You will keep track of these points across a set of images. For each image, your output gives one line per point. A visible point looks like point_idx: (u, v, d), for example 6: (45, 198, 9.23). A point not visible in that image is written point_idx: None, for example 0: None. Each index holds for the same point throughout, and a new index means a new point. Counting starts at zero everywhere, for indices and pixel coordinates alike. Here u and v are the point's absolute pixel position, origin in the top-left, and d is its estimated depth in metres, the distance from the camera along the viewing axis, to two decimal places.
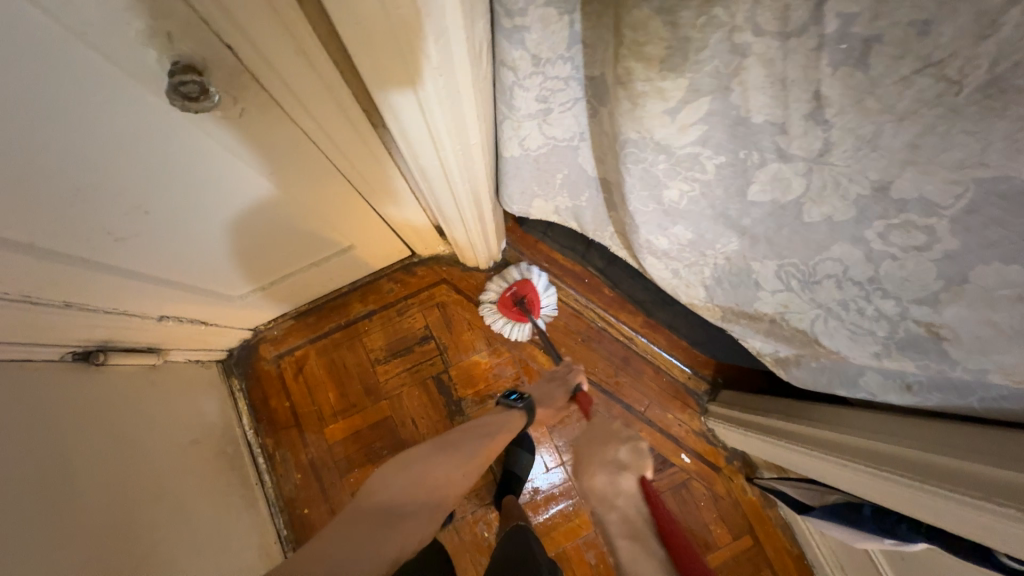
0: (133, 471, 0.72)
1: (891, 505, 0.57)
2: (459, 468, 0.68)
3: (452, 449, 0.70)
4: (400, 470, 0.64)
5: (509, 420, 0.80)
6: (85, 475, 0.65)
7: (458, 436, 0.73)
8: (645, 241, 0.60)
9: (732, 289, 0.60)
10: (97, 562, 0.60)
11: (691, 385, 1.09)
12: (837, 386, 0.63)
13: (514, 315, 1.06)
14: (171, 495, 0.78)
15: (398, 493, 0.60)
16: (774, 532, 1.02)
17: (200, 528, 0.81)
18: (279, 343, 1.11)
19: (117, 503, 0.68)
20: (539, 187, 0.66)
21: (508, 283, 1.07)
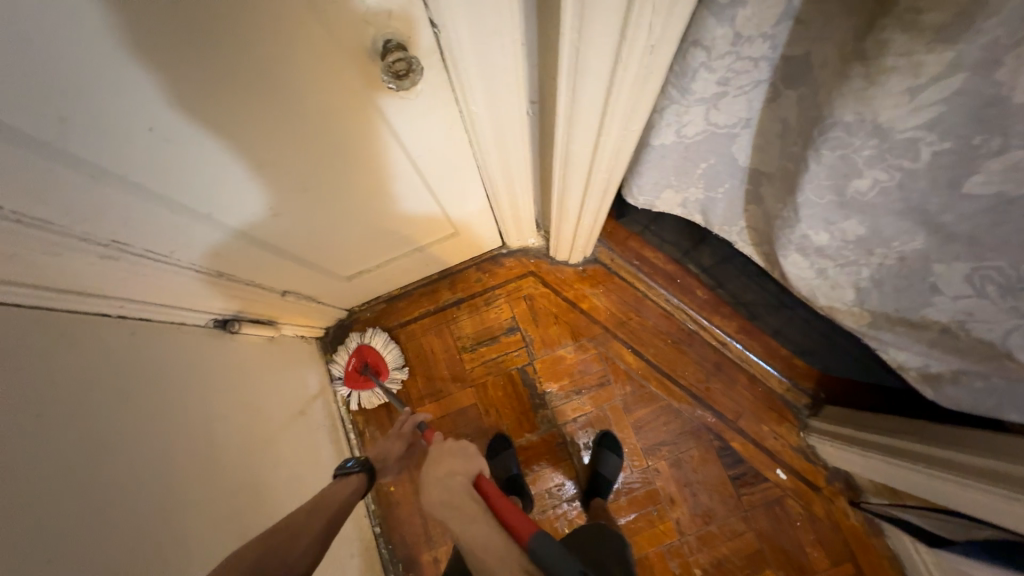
0: (248, 442, 0.75)
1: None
2: (299, 549, 0.61)
3: (293, 539, 0.61)
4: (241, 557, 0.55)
5: (336, 500, 0.71)
6: (214, 446, 0.67)
7: (289, 516, 0.65)
8: (799, 236, 0.57)
9: (895, 293, 0.56)
10: (224, 529, 0.63)
11: (790, 397, 1.03)
12: (1006, 408, 0.57)
13: (364, 384, 1.04)
14: (282, 466, 0.82)
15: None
16: (879, 562, 0.94)
17: (303, 499, 0.84)
18: (371, 325, 1.14)
19: (239, 473, 0.71)
20: (675, 177, 0.64)
21: (348, 355, 1.05)
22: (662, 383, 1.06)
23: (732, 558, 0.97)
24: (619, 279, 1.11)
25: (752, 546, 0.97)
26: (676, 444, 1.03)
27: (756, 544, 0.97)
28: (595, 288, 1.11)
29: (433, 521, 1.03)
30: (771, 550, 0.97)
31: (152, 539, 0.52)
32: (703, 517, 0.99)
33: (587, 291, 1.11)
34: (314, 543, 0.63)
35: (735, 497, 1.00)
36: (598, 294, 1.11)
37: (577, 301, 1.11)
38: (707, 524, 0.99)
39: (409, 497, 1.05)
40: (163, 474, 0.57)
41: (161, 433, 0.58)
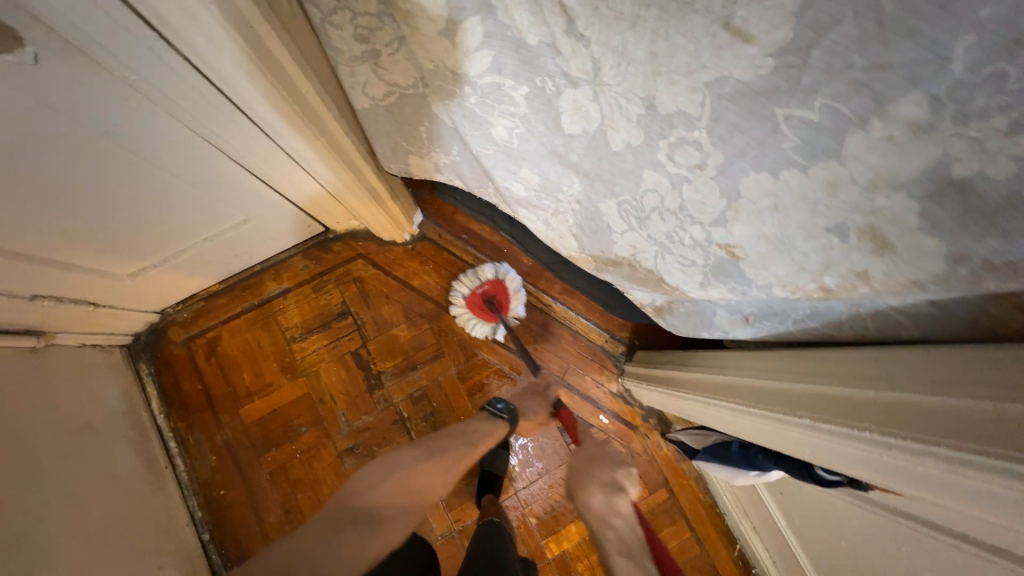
0: (4, 454, 0.68)
1: (740, 432, 0.60)
2: (445, 473, 0.80)
3: (433, 459, 0.80)
4: (396, 473, 0.74)
5: (489, 433, 0.90)
6: None
7: (445, 441, 0.85)
8: (505, 188, 0.60)
9: (594, 236, 0.60)
10: None
11: (609, 348, 1.11)
12: (701, 329, 0.64)
13: (488, 316, 1.06)
14: (67, 492, 0.75)
15: (384, 495, 0.70)
16: (688, 484, 1.05)
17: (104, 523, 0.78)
18: (190, 326, 1.07)
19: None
20: (407, 143, 0.66)
21: (483, 280, 1.06)
22: (495, 349, 1.10)
23: (564, 503, 1.04)
24: (449, 253, 1.14)
25: None
26: None
27: None
28: (426, 265, 1.13)
29: (268, 520, 1.00)
30: None
31: None
32: (537, 470, 1.06)
33: (418, 268, 1.13)
34: (451, 468, 0.82)
35: (565, 446, 1.07)
36: (429, 270, 1.13)
37: (409, 279, 1.12)
38: (541, 475, 1.06)
39: (243, 498, 1.01)
40: None
41: None
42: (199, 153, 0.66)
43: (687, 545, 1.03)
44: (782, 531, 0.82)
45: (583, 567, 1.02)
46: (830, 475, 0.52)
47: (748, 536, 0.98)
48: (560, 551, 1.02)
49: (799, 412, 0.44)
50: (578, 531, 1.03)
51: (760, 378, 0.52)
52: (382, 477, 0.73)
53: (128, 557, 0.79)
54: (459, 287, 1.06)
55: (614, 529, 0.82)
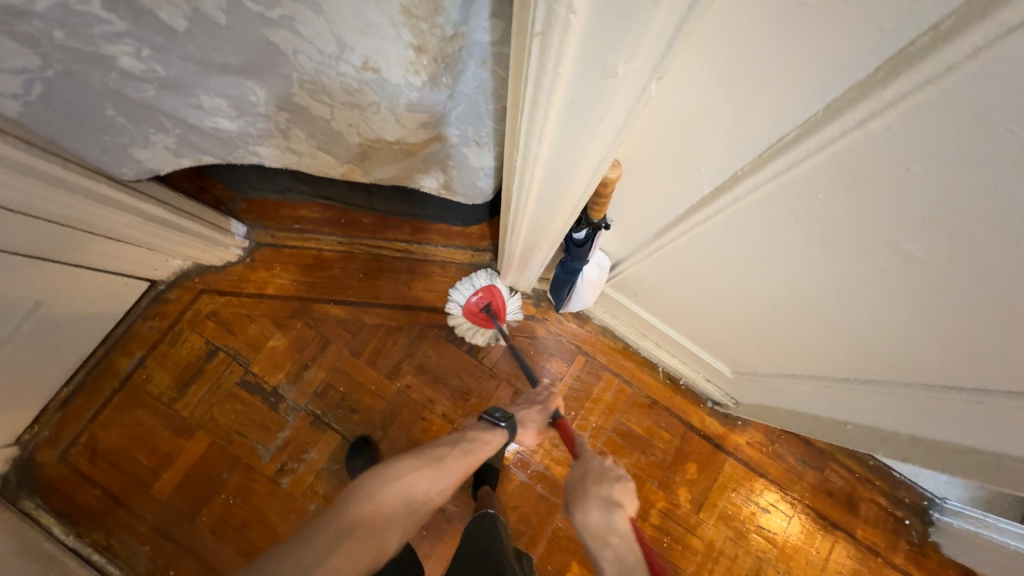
0: None
1: (551, 242, 0.62)
2: (440, 479, 0.66)
3: (409, 473, 0.64)
4: (366, 489, 0.61)
5: (488, 443, 0.73)
6: None
7: (433, 448, 0.69)
8: (216, 130, 0.60)
9: (323, 137, 0.61)
10: None
11: (478, 261, 1.14)
12: (478, 181, 0.68)
13: (484, 321, 1.05)
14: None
15: (354, 515, 0.58)
16: (598, 340, 1.11)
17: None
18: (57, 441, 0.99)
19: None
20: (113, 136, 0.62)
21: (469, 292, 1.04)
22: (376, 313, 1.10)
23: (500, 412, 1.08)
24: (290, 249, 1.11)
25: (511, 392, 1.09)
26: (412, 355, 1.09)
27: (512, 389, 1.09)
28: (272, 269, 1.10)
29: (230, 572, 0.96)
30: (525, 385, 1.09)
31: None
32: (464, 396, 1.08)
33: (266, 276, 1.09)
34: (442, 487, 0.67)
35: (479, 364, 1.10)
36: (278, 272, 1.10)
37: (262, 290, 1.09)
38: (471, 399, 1.08)
39: (196, 566, 0.97)
40: None
41: None
42: None
43: (619, 390, 1.10)
44: (665, 329, 0.90)
45: (541, 456, 1.06)
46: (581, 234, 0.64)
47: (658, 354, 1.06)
48: (517, 453, 1.06)
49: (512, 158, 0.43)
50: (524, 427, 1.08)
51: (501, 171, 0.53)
52: (358, 498, 0.60)
53: None
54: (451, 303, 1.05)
55: (611, 544, 0.58)
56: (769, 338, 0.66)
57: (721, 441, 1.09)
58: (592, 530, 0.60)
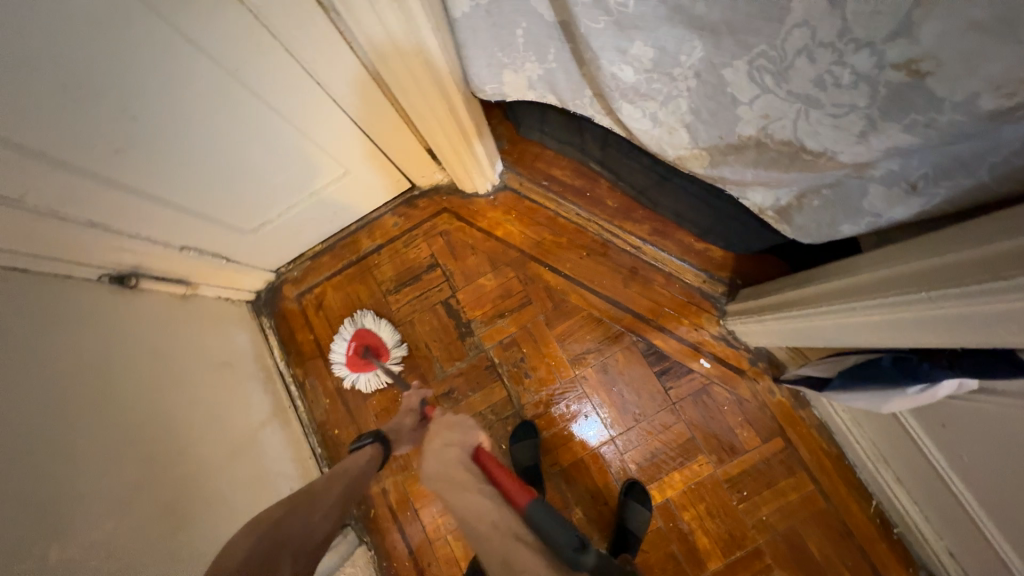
0: (151, 390, 0.78)
1: (919, 344, 0.50)
2: (305, 515, 0.63)
3: (296, 508, 0.64)
4: (268, 519, 0.61)
5: (355, 465, 0.74)
6: (110, 385, 0.71)
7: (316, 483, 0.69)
8: (611, 77, 0.57)
9: (712, 119, 0.56)
10: (127, 453, 0.68)
11: (707, 289, 1.03)
12: (839, 221, 0.57)
13: (364, 367, 1.05)
14: (213, 425, 0.86)
15: (256, 543, 0.58)
16: (809, 433, 0.95)
17: (231, 454, 0.87)
18: (299, 282, 1.17)
19: (141, 410, 0.74)
20: (502, 54, 0.67)
21: (347, 339, 1.07)
22: (583, 296, 1.07)
23: (663, 451, 0.99)
24: (530, 202, 1.12)
25: (683, 436, 0.99)
26: (600, 350, 1.05)
27: (687, 433, 0.99)
28: (508, 214, 1.13)
29: None
30: (702, 437, 0.98)
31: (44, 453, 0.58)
32: (633, 415, 1.02)
33: (501, 218, 1.13)
34: (336, 504, 0.67)
35: (662, 392, 1.01)
36: (512, 220, 1.12)
37: (491, 229, 1.13)
38: (637, 421, 1.01)
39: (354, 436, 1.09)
40: (56, 394, 0.63)
41: (50, 372, 0.63)
42: (308, 104, 0.74)
43: (810, 499, 0.93)
44: (948, 480, 0.70)
45: (690, 517, 0.96)
46: None
47: (888, 489, 0.86)
48: (663, 498, 0.97)
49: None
50: (682, 479, 0.98)
51: (953, 254, 0.44)
52: (247, 532, 0.60)
53: (262, 475, 0.91)
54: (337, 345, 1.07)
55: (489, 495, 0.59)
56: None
57: None
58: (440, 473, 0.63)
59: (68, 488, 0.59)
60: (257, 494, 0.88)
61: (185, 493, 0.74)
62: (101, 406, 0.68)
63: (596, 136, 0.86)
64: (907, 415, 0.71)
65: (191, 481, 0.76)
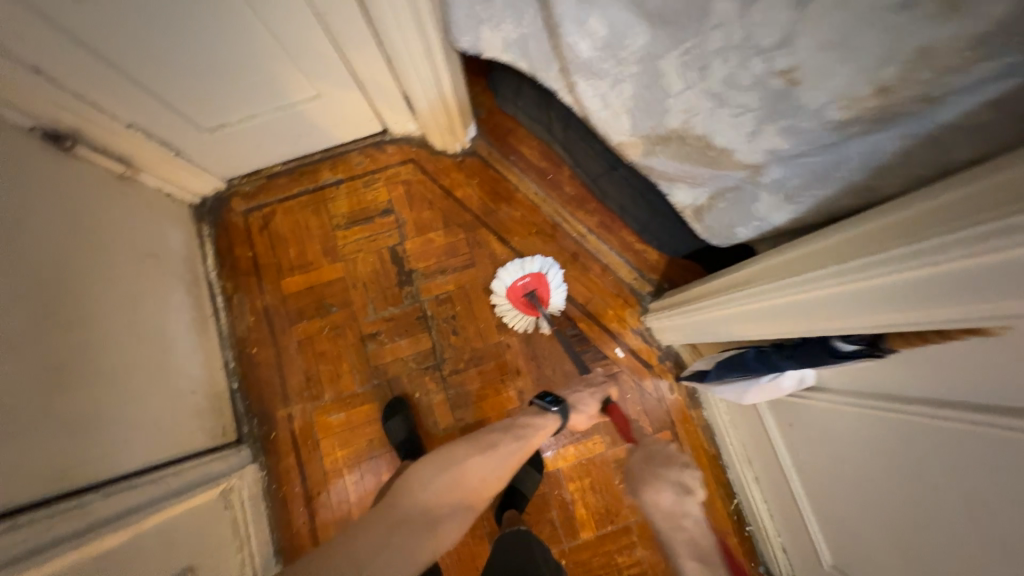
0: (67, 254, 0.76)
1: (788, 331, 0.58)
2: (493, 464, 0.83)
3: (487, 455, 0.84)
4: (451, 464, 0.82)
5: (542, 424, 0.91)
6: (24, 234, 0.70)
7: (488, 437, 0.87)
8: (569, 49, 0.63)
9: (648, 108, 0.62)
10: (27, 302, 0.67)
11: (636, 285, 1.12)
12: (737, 224, 0.65)
13: (532, 311, 1.05)
14: (126, 308, 0.85)
15: (433, 497, 0.77)
16: (694, 431, 1.04)
17: (135, 341, 0.84)
18: (250, 198, 1.16)
19: (51, 269, 0.72)
20: (482, 9, 0.71)
21: (518, 273, 1.04)
22: None
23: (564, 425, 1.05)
24: (494, 172, 1.17)
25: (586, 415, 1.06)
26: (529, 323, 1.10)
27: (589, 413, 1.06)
28: (472, 178, 1.17)
29: (290, 381, 1.07)
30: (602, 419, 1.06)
31: None
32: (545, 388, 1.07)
33: (464, 180, 1.17)
34: (505, 456, 0.84)
35: (576, 371, 1.08)
36: (474, 184, 1.17)
37: (452, 189, 1.16)
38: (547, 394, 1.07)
39: (271, 358, 1.08)
40: None
41: None
42: (295, 15, 0.76)
43: None
44: (790, 479, 0.79)
45: (574, 488, 1.02)
46: (851, 344, 0.54)
47: (746, 488, 0.96)
48: (555, 468, 1.03)
49: (882, 248, 0.41)
50: (575, 453, 1.04)
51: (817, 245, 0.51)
52: (433, 468, 0.81)
53: (166, 372, 0.90)
54: (497, 282, 1.04)
55: (686, 530, 0.83)
56: (902, 568, 0.56)
57: None
58: (671, 514, 0.85)
59: None
60: (157, 388, 0.86)
61: (76, 363, 0.72)
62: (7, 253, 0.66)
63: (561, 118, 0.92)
64: (766, 412, 0.80)
65: (89, 351, 0.74)
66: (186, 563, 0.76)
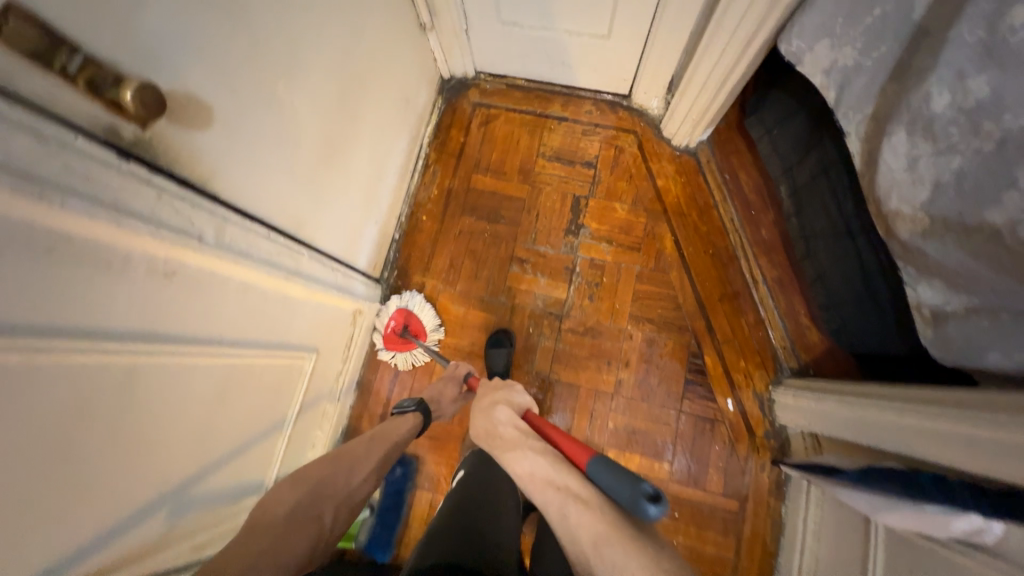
0: (365, 64, 0.87)
1: (989, 472, 0.53)
2: (353, 475, 0.74)
3: (354, 462, 0.75)
4: (305, 480, 0.70)
5: (397, 428, 0.85)
6: (358, 33, 0.81)
7: (360, 445, 0.78)
8: (921, 96, 0.60)
9: (968, 190, 0.58)
10: (337, 83, 0.78)
11: (780, 354, 1.06)
12: (992, 349, 0.59)
13: (404, 346, 1.08)
14: (376, 129, 0.97)
15: (294, 507, 0.66)
16: (763, 517, 0.99)
17: (369, 157, 0.96)
18: (485, 95, 1.26)
19: (357, 67, 0.84)
20: (841, 22, 0.69)
21: (387, 315, 1.10)
22: (682, 281, 1.12)
23: (642, 435, 1.05)
24: (703, 181, 1.17)
25: (667, 439, 1.04)
26: (659, 328, 1.10)
27: (671, 438, 1.04)
28: (679, 176, 1.17)
29: (437, 259, 1.17)
30: (678, 451, 1.04)
31: (316, 24, 0.68)
32: (642, 392, 1.07)
33: (671, 175, 1.17)
34: (372, 472, 0.77)
35: (679, 396, 1.06)
36: (679, 183, 1.16)
37: (657, 176, 1.17)
38: (642, 399, 1.07)
39: (432, 232, 1.19)
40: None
41: None
42: None
43: (721, 560, 0.98)
44: None
45: None
46: None
47: None
48: None
49: None
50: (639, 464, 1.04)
51: None
52: (295, 484, 0.69)
53: (370, 195, 1.01)
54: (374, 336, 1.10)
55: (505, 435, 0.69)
56: None
57: None
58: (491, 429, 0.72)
59: (307, 62, 0.69)
60: (361, 204, 0.98)
61: (338, 145, 0.84)
62: (348, 34, 0.78)
63: (818, 161, 0.89)
64: (880, 545, 0.73)
65: (346, 144, 0.86)
66: (316, 346, 0.89)
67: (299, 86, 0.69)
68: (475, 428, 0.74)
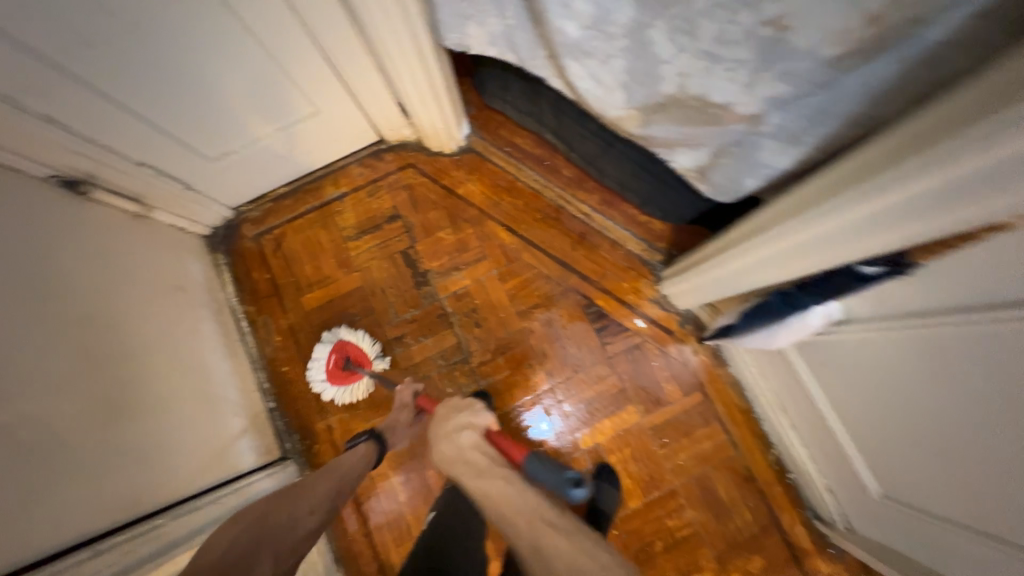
0: (98, 297, 0.77)
1: (801, 270, 0.61)
2: (309, 504, 0.69)
3: (303, 490, 0.71)
4: (242, 520, 0.63)
5: (348, 462, 0.81)
6: (59, 280, 0.72)
7: (308, 480, 0.74)
8: (557, 31, 0.65)
9: (640, 77, 0.64)
10: (69, 345, 0.68)
11: (647, 257, 1.13)
12: (744, 177, 0.67)
13: (350, 378, 1.04)
14: (163, 342, 0.87)
15: (243, 530, 0.61)
16: (724, 388, 1.06)
17: (175, 371, 0.86)
18: (259, 223, 1.18)
19: (87, 309, 0.74)
20: (467, 5, 0.73)
21: (326, 354, 1.06)
22: (536, 256, 1.14)
23: (596, 400, 1.08)
24: (492, 165, 1.19)
25: (616, 388, 1.08)
26: (547, 307, 1.12)
27: (619, 385, 1.08)
28: (470, 174, 1.19)
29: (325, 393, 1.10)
30: (632, 389, 1.08)
31: None
32: (573, 366, 1.09)
33: (463, 177, 1.19)
34: (322, 503, 0.71)
35: (601, 347, 1.10)
36: (474, 179, 1.18)
37: (453, 187, 1.18)
38: (576, 372, 1.09)
39: (303, 377, 1.11)
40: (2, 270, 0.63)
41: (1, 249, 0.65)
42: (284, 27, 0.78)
43: (721, 447, 1.04)
44: (825, 417, 0.82)
45: (617, 460, 1.05)
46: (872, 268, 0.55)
47: (785, 438, 0.98)
48: (593, 444, 1.06)
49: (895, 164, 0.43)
50: (611, 425, 1.06)
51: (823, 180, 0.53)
52: (230, 524, 0.62)
53: (206, 399, 0.91)
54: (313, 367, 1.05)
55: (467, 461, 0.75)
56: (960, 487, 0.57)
57: (802, 556, 0.98)
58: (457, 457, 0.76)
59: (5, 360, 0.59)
60: (204, 416, 0.89)
61: (125, 393, 0.73)
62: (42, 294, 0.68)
63: (550, 101, 0.94)
64: (795, 356, 0.82)
65: (135, 384, 0.76)
66: None
67: (13, 389, 0.58)
68: (443, 457, 0.76)
